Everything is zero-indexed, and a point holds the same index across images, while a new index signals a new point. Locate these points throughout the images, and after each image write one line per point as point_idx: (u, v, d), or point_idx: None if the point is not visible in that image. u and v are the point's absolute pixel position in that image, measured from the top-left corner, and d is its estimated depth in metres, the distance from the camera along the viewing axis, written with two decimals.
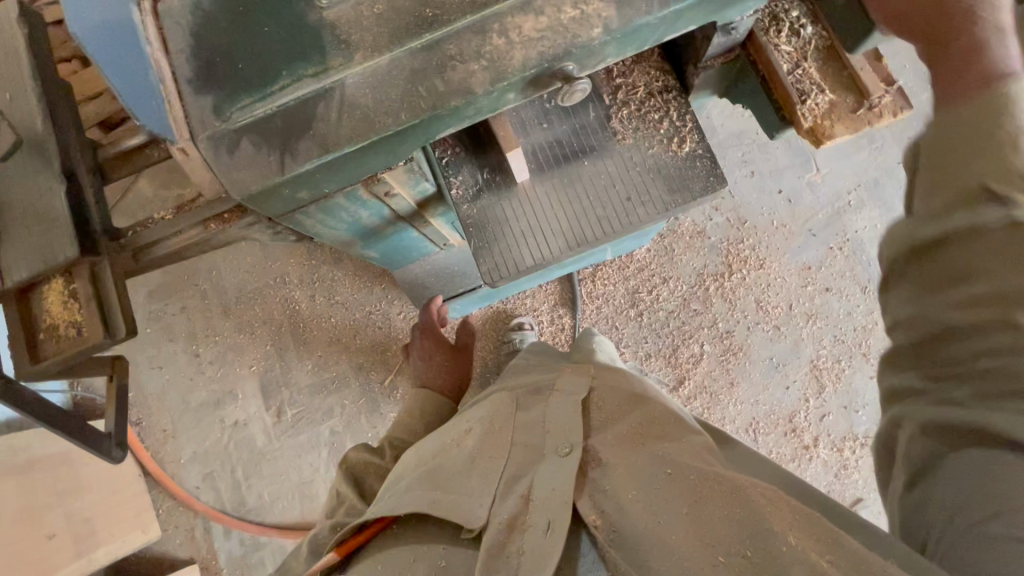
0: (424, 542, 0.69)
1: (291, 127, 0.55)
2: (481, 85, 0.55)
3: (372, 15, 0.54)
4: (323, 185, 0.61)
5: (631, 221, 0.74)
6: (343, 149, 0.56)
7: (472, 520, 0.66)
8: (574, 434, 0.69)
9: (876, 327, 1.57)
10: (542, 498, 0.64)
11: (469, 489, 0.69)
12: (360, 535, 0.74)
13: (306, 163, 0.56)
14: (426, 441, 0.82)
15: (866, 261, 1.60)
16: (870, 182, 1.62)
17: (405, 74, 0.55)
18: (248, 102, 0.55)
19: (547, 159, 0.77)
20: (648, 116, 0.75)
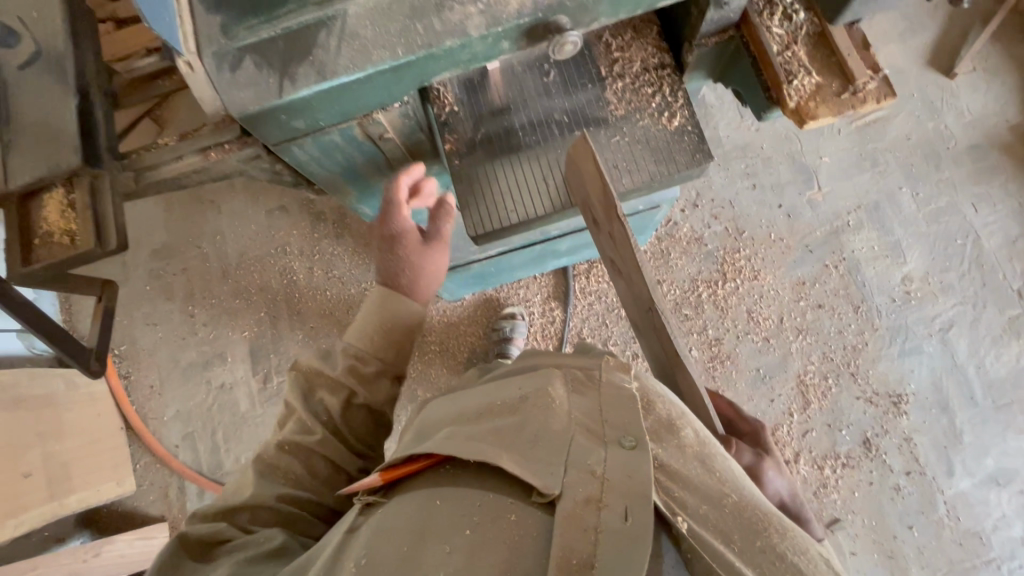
0: (481, 491, 0.54)
1: (292, 50, 0.58)
2: (476, 27, 0.58)
3: None
4: (320, 115, 0.64)
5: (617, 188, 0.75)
6: (340, 78, 0.58)
7: (546, 484, 0.51)
8: (635, 424, 0.56)
9: (866, 347, 1.56)
10: (616, 482, 0.51)
11: (540, 454, 0.54)
12: (408, 466, 0.59)
13: (305, 89, 0.59)
14: (461, 402, 0.66)
15: (861, 281, 1.60)
16: (870, 205, 1.63)
17: (405, 11, 0.58)
18: (254, 24, 0.58)
19: (543, 126, 0.79)
20: (641, 90, 0.77)
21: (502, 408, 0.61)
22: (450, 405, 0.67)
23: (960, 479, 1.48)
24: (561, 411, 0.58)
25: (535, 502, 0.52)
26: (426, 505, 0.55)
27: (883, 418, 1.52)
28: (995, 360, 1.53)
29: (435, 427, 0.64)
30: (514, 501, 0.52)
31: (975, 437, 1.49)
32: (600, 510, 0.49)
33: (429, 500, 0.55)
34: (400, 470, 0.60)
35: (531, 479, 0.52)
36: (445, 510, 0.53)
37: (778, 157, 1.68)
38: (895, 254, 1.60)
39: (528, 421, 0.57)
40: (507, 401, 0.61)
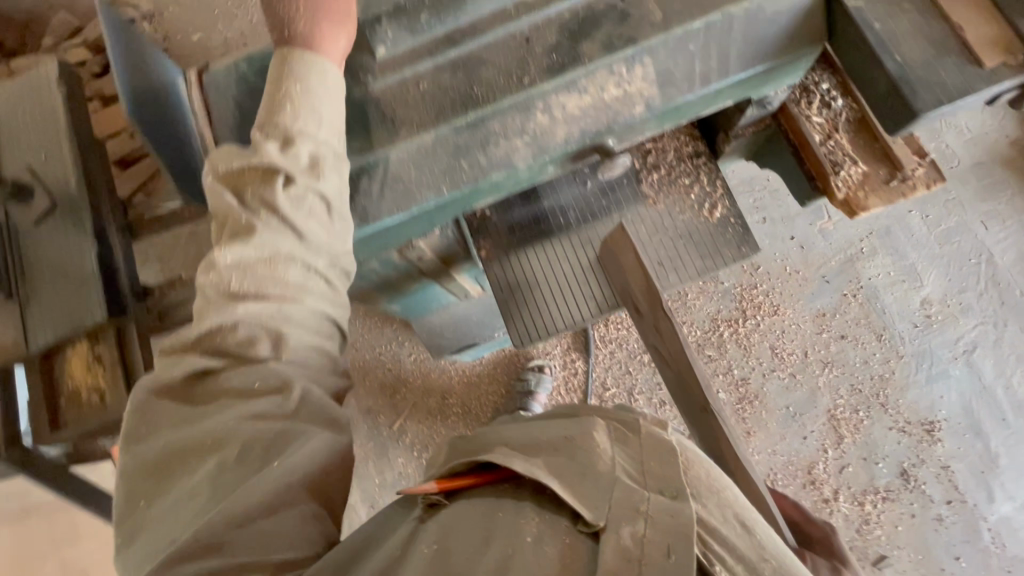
0: (527, 514, 0.49)
1: (340, 193, 0.59)
2: (522, 158, 0.60)
3: (417, 91, 0.59)
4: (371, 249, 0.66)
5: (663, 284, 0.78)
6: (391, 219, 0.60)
7: (594, 513, 0.46)
8: (679, 482, 0.49)
9: (893, 376, 1.55)
10: (661, 518, 0.45)
11: (591, 484, 0.48)
12: (468, 477, 0.53)
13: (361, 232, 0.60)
14: (495, 427, 0.59)
15: (881, 308, 1.59)
16: (882, 230, 1.63)
17: (449, 149, 0.59)
18: None
19: (579, 225, 0.82)
20: (678, 180, 0.80)
21: (548, 442, 0.53)
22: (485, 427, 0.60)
23: (1001, 504, 1.46)
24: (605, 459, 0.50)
25: (581, 530, 0.47)
26: (488, 517, 0.49)
27: (918, 447, 1.50)
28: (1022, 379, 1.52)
29: (482, 436, 0.57)
30: (559, 527, 0.47)
31: (1011, 460, 1.48)
32: (645, 544, 0.44)
33: (474, 516, 0.50)
34: (462, 480, 0.53)
35: (579, 506, 0.47)
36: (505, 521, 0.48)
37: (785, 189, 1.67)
38: (911, 278, 1.60)
39: (573, 458, 0.51)
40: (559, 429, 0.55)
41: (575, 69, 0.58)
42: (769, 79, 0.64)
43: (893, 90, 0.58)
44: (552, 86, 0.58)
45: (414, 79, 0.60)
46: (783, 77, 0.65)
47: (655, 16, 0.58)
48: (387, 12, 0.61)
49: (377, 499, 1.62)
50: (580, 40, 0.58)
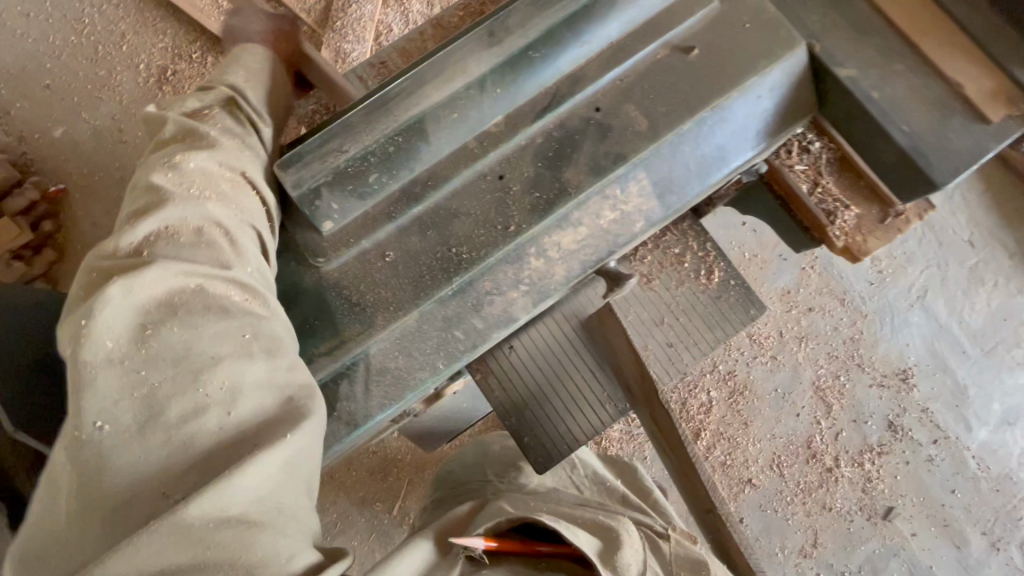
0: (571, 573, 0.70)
1: (370, 371, 0.72)
2: (522, 305, 0.74)
3: (386, 265, 0.71)
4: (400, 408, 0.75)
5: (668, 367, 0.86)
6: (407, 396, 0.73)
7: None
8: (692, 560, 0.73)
9: (863, 335, 1.61)
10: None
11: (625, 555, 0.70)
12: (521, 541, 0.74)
13: (380, 412, 0.73)
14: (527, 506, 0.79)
15: (839, 273, 1.64)
16: None
17: (439, 321, 0.72)
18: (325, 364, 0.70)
19: (563, 335, 0.91)
20: (670, 249, 0.88)
21: (583, 525, 0.76)
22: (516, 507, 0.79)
23: (978, 431, 1.57)
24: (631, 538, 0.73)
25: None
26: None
27: (898, 398, 1.58)
28: (972, 310, 1.62)
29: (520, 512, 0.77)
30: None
31: (978, 388, 1.59)
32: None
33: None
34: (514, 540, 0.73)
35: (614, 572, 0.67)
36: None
37: None
38: None
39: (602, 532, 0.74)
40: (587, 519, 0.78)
41: (572, 202, 0.71)
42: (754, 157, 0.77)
43: (910, 159, 0.72)
44: (539, 233, 0.71)
45: (380, 253, 0.71)
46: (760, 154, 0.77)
47: (636, 141, 0.71)
48: (325, 186, 0.70)
49: None
50: (566, 173, 0.71)
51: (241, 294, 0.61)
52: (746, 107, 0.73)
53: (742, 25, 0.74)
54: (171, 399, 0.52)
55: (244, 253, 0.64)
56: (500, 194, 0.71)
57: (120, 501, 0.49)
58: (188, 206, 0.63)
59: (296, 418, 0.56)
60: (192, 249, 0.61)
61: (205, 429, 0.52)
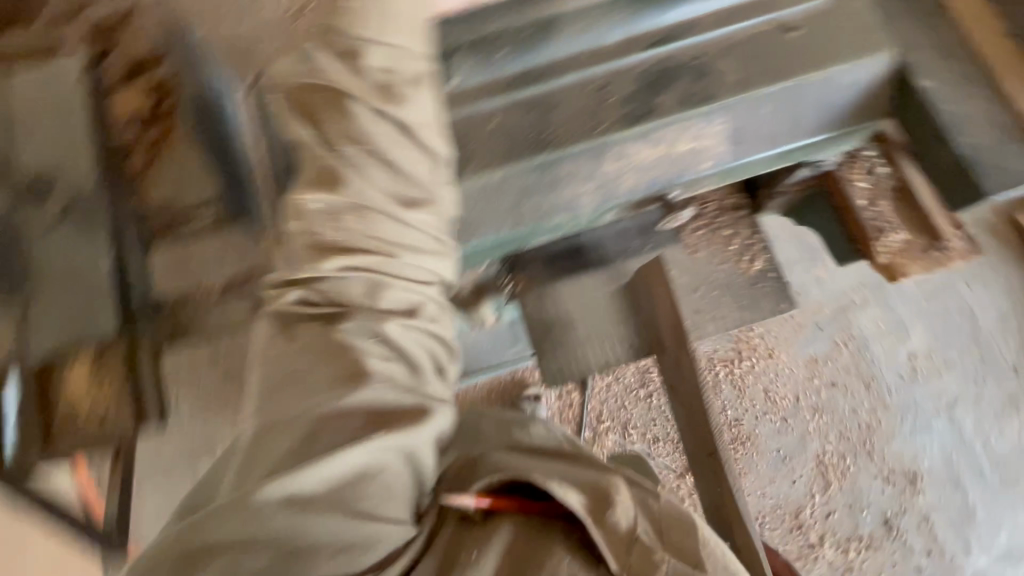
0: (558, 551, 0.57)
1: None
2: (586, 203, 0.80)
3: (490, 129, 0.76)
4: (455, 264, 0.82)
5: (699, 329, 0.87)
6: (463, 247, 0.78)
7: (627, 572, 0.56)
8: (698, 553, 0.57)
9: (880, 426, 1.58)
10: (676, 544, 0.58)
11: (622, 537, 0.57)
12: (508, 498, 0.59)
13: None
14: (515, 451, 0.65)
15: (871, 357, 1.63)
16: (874, 283, 1.67)
17: (511, 199, 0.77)
18: None
19: (609, 270, 0.89)
20: (722, 231, 0.90)
21: (574, 479, 0.60)
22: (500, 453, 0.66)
23: (977, 557, 1.50)
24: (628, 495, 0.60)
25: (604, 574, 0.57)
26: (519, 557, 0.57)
27: (901, 497, 1.53)
28: (999, 435, 1.58)
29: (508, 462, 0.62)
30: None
31: (987, 513, 1.53)
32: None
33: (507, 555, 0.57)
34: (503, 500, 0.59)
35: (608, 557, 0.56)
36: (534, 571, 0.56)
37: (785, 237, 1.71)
38: (900, 331, 1.65)
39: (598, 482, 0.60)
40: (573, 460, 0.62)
41: (655, 121, 0.74)
42: (821, 145, 0.82)
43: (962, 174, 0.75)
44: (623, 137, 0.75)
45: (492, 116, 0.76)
46: (829, 147, 0.83)
47: (727, 82, 0.75)
48: (467, 43, 0.77)
49: None
50: (659, 98, 0.75)
51: (381, 273, 0.63)
52: (833, 83, 0.76)
53: (852, 9, 0.77)
54: (304, 382, 0.58)
55: (398, 267, 0.64)
56: (594, 97, 0.76)
57: (258, 448, 0.57)
58: (329, 197, 0.63)
59: (405, 425, 0.57)
60: (342, 219, 0.63)
61: (314, 416, 0.56)
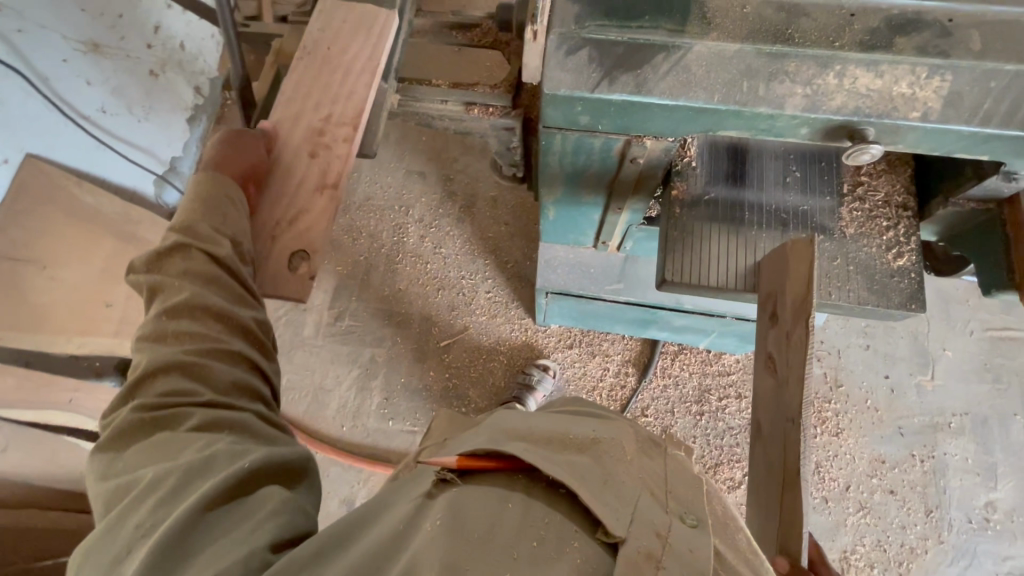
0: (537, 510, 0.59)
1: (627, 58, 0.63)
2: (793, 107, 0.61)
3: (741, 12, 0.63)
4: (602, 122, 0.69)
5: (828, 296, 0.76)
6: (652, 98, 0.63)
7: (615, 525, 0.56)
8: (697, 508, 0.59)
9: (924, 555, 1.47)
10: (676, 496, 0.60)
11: (608, 495, 0.58)
12: (485, 460, 0.65)
13: (616, 93, 0.63)
14: (526, 424, 0.71)
15: (942, 486, 1.52)
16: (978, 416, 1.57)
17: (741, 67, 0.62)
18: (606, 24, 0.63)
19: (765, 212, 0.82)
20: (876, 219, 0.79)
21: (563, 448, 0.65)
22: (512, 422, 0.72)
23: None
24: (634, 459, 0.64)
25: (597, 538, 0.56)
26: (497, 504, 0.59)
27: None
28: None
29: (503, 432, 0.69)
30: (582, 535, 0.56)
31: None
32: (657, 569, 0.52)
33: (490, 500, 0.60)
34: (475, 461, 0.65)
35: (602, 518, 0.56)
36: (512, 514, 0.58)
37: (901, 330, 1.64)
38: (987, 476, 1.53)
39: (598, 461, 0.63)
40: (582, 438, 0.67)
41: (866, 54, 0.60)
42: None
43: None
44: (856, 57, 0.60)
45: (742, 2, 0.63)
46: None
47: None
48: None
49: (394, 394, 1.71)
50: None
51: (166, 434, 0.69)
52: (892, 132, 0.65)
53: None
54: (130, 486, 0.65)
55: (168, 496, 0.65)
56: (841, 15, 0.62)
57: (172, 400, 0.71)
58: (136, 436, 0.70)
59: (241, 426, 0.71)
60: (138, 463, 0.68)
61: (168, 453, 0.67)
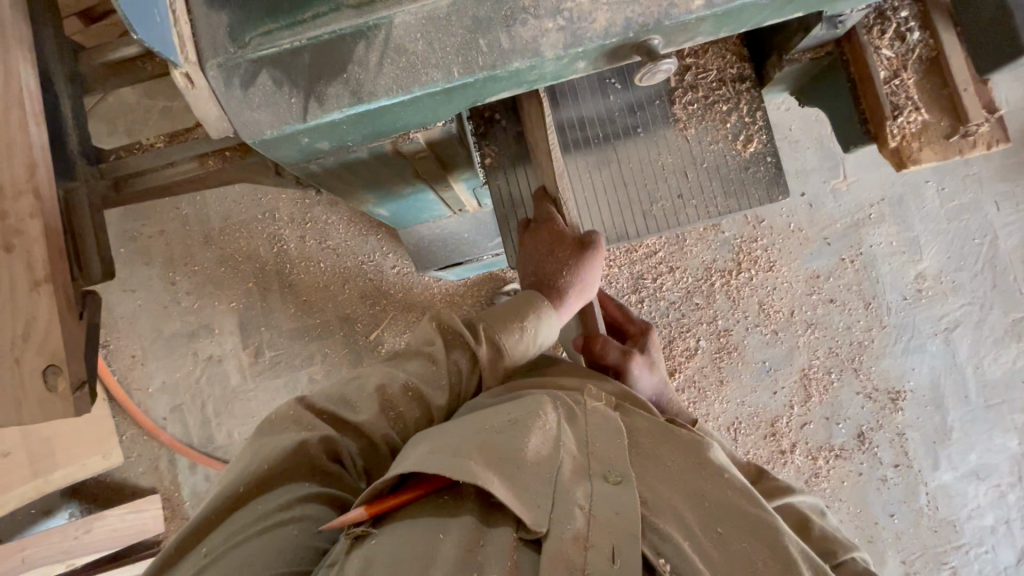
0: (462, 529, 0.57)
1: (320, 65, 0.47)
2: (552, 48, 0.47)
3: None
4: (348, 137, 0.53)
5: (679, 218, 0.74)
6: (380, 102, 0.48)
7: (536, 522, 0.55)
8: (619, 461, 0.64)
9: (872, 344, 1.56)
10: (601, 453, 0.64)
11: (525, 483, 0.58)
12: (402, 496, 0.61)
13: (335, 112, 0.48)
14: (431, 429, 0.65)
15: (876, 277, 1.57)
16: (895, 197, 1.58)
17: (465, 22, 0.47)
18: (272, 28, 0.46)
19: (593, 136, 0.74)
20: (715, 105, 0.72)
21: (480, 439, 0.60)
22: (418, 434, 0.65)
23: (944, 472, 1.54)
24: (555, 430, 0.63)
25: (520, 537, 0.56)
26: (429, 537, 0.56)
27: (879, 413, 1.54)
28: (994, 361, 1.55)
29: (409, 449, 0.62)
30: (506, 539, 0.56)
31: (963, 434, 1.54)
32: (587, 552, 0.54)
33: (417, 538, 0.56)
34: (388, 502, 0.60)
35: (523, 517, 0.55)
36: (446, 545, 0.55)
37: (806, 141, 1.58)
38: (912, 251, 1.57)
39: (515, 445, 0.60)
40: (498, 423, 0.63)
41: None
42: None
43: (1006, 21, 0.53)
44: None
45: None
46: None
47: None
48: None
49: None
50: None
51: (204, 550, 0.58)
52: None
53: None
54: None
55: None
56: None
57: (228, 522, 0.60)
58: None
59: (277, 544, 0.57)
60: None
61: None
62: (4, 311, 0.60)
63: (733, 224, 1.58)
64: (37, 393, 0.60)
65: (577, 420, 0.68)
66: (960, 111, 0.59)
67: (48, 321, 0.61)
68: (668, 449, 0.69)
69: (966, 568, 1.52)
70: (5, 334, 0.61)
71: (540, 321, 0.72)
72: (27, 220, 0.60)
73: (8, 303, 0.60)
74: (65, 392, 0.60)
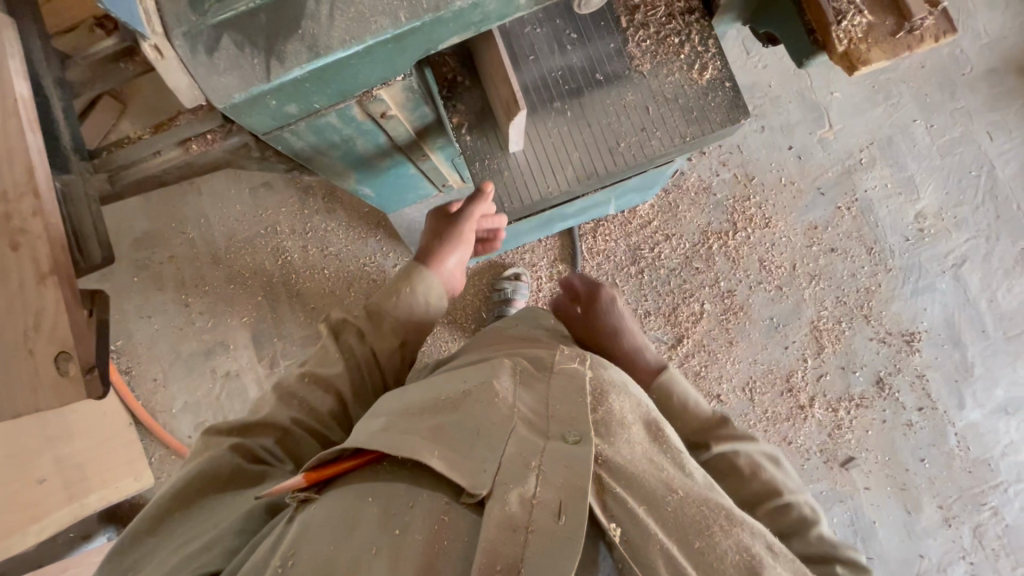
0: (409, 492, 0.57)
1: (277, 26, 0.50)
2: None
3: None
4: (313, 99, 0.57)
5: (646, 151, 0.76)
6: (336, 55, 0.51)
7: (476, 485, 0.55)
8: (582, 422, 0.61)
9: (879, 288, 1.54)
10: (557, 415, 0.62)
11: (470, 454, 0.58)
12: (336, 466, 0.61)
13: (294, 69, 0.51)
14: (400, 400, 0.67)
15: (875, 221, 1.55)
16: (883, 139, 1.57)
17: None
18: None
19: (557, 85, 0.77)
20: (667, 39, 0.76)
21: (427, 418, 0.63)
22: (390, 400, 0.68)
23: (971, 411, 1.51)
24: (509, 399, 0.64)
25: (463, 502, 0.55)
26: (356, 502, 0.57)
27: (895, 356, 1.52)
28: (1007, 293, 1.53)
29: (365, 424, 0.65)
30: (439, 499, 0.56)
31: (985, 369, 1.52)
32: (533, 510, 0.53)
33: (346, 502, 0.57)
34: (326, 471, 0.61)
35: (460, 481, 0.55)
36: (371, 510, 0.56)
37: (787, 96, 1.59)
38: (909, 190, 1.56)
39: (466, 420, 0.61)
40: (448, 398, 0.64)
41: None
42: None
43: None
44: None
45: None
46: None
47: None
48: None
49: None
50: None
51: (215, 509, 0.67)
52: None
53: None
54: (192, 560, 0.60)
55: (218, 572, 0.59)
56: None
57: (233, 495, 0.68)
58: None
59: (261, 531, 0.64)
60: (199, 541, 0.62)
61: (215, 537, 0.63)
62: (19, 306, 0.67)
63: (723, 185, 1.59)
64: (52, 377, 0.66)
65: (537, 382, 0.67)
66: (905, 8, 0.60)
67: (56, 311, 0.67)
68: (637, 410, 0.67)
69: (1006, 507, 1.47)
70: (18, 326, 0.67)
71: (415, 282, 0.85)
72: (31, 219, 0.67)
73: (20, 297, 0.67)
74: (76, 376, 0.66)
